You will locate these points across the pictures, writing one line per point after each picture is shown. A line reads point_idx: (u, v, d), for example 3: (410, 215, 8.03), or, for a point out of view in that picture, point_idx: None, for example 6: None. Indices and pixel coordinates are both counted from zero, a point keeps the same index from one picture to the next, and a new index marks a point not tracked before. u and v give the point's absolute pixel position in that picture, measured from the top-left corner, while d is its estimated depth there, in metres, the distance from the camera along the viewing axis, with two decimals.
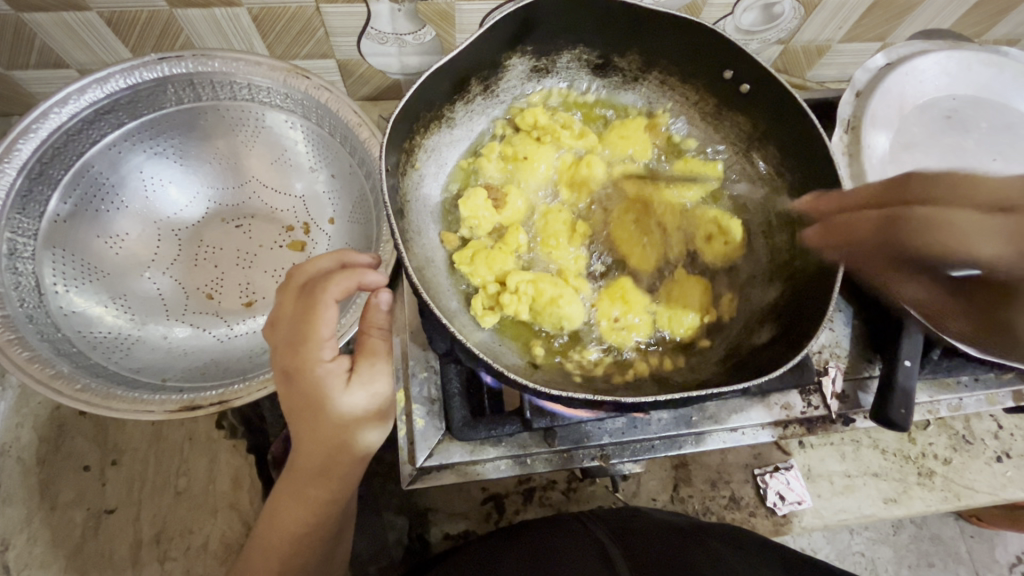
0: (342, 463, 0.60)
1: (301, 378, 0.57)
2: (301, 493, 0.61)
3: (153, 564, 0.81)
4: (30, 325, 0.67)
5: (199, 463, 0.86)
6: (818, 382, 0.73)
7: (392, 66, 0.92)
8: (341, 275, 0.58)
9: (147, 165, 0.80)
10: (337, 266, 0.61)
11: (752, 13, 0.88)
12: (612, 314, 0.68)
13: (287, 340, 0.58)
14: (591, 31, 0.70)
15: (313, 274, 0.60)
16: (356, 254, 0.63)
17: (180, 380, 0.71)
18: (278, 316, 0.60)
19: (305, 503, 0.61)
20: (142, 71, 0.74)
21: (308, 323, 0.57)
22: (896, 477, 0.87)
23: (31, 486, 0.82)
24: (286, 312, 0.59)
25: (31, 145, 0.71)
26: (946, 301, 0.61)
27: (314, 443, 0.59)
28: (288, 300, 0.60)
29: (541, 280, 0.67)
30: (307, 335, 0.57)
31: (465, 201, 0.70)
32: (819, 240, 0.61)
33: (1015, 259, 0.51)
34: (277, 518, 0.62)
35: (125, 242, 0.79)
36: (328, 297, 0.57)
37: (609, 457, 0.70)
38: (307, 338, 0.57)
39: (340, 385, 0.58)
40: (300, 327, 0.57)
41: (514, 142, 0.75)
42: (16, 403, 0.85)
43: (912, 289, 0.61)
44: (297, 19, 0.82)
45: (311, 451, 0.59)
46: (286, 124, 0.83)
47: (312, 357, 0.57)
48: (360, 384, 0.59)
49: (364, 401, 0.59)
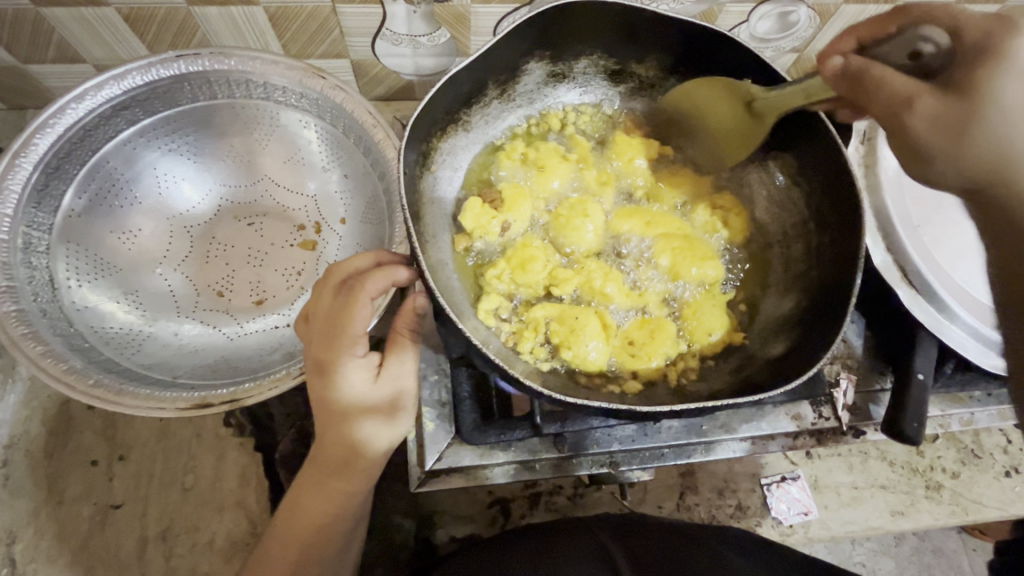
0: (364, 458, 0.60)
1: (331, 372, 0.58)
2: (324, 484, 0.62)
3: (159, 560, 0.82)
4: (44, 319, 0.68)
5: (206, 460, 0.86)
6: (829, 394, 0.72)
7: (406, 67, 0.93)
8: (376, 272, 0.57)
9: (162, 162, 0.80)
10: (372, 265, 0.61)
11: (767, 20, 0.88)
12: (632, 339, 0.67)
13: (320, 333, 0.59)
14: (609, 36, 0.70)
15: (349, 271, 0.60)
16: (390, 253, 0.63)
17: (190, 377, 0.71)
18: (313, 309, 0.60)
19: (327, 493, 0.62)
20: (160, 69, 0.74)
21: (345, 318, 0.57)
22: (904, 490, 0.87)
23: (39, 479, 0.83)
24: (322, 305, 0.59)
25: (47, 139, 0.71)
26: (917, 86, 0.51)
27: (337, 436, 0.59)
28: (324, 294, 0.60)
29: (562, 315, 0.66)
30: (339, 330, 0.57)
31: (463, 214, 0.70)
32: (836, 64, 0.54)
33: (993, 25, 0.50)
34: (297, 510, 0.62)
35: (138, 238, 0.79)
36: (365, 293, 0.56)
37: (617, 465, 0.69)
38: (339, 333, 0.57)
39: (366, 380, 0.58)
40: (334, 322, 0.57)
41: (539, 149, 0.74)
42: (25, 396, 0.85)
43: (892, 78, 0.51)
44: (313, 19, 0.82)
45: (334, 443, 0.60)
46: (300, 124, 0.83)
47: (342, 351, 0.57)
48: (389, 380, 0.59)
49: (390, 396, 0.60)
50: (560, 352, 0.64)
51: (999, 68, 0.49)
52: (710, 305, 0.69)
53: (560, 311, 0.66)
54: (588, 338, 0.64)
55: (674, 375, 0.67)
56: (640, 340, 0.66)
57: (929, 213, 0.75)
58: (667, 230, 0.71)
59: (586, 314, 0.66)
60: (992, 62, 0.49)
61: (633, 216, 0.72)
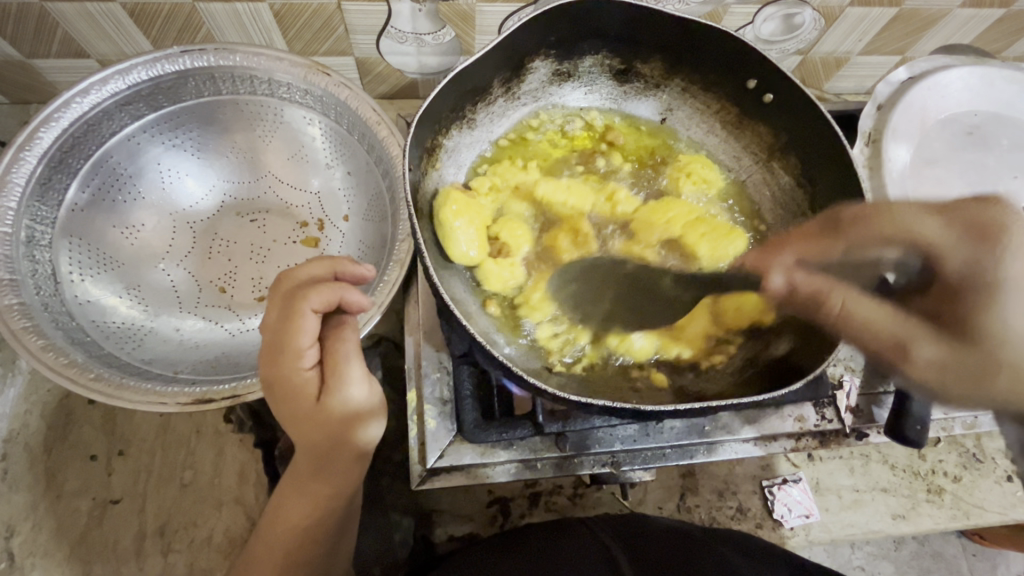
0: (338, 462, 0.59)
1: (283, 384, 0.56)
2: (303, 488, 0.61)
3: (156, 556, 0.81)
4: (45, 313, 0.67)
5: (206, 456, 0.86)
6: (832, 396, 0.72)
7: (410, 65, 0.93)
8: (318, 286, 0.55)
9: (165, 157, 0.80)
10: (317, 274, 0.58)
11: (772, 23, 0.88)
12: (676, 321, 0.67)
13: (269, 348, 0.57)
14: (615, 35, 0.70)
15: (294, 282, 0.57)
16: (339, 260, 0.59)
17: (192, 372, 0.71)
18: (264, 323, 0.58)
19: (308, 497, 0.60)
20: (164, 63, 0.74)
21: (289, 335, 0.55)
22: (905, 494, 0.87)
23: (38, 473, 0.83)
24: (269, 319, 0.57)
25: (52, 133, 0.71)
26: (911, 327, 0.56)
27: (304, 445, 0.58)
28: (270, 307, 0.57)
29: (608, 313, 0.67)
30: (287, 345, 0.55)
31: (489, 284, 0.67)
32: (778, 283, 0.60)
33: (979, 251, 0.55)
34: (278, 517, 0.62)
35: (140, 233, 0.79)
36: (308, 311, 0.54)
37: (619, 464, 0.68)
38: (286, 348, 0.55)
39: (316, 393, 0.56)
40: (281, 339, 0.56)
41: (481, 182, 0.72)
42: (25, 390, 0.85)
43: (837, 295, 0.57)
44: (317, 16, 0.82)
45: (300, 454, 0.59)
46: (304, 120, 0.82)
47: (291, 366, 0.56)
48: (337, 392, 0.56)
49: (343, 407, 0.56)
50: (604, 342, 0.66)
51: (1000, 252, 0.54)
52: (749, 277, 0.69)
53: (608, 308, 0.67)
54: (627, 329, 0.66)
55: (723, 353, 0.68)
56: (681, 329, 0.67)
57: None
58: (686, 220, 0.71)
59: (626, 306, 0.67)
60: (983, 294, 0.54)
61: (650, 219, 0.71)
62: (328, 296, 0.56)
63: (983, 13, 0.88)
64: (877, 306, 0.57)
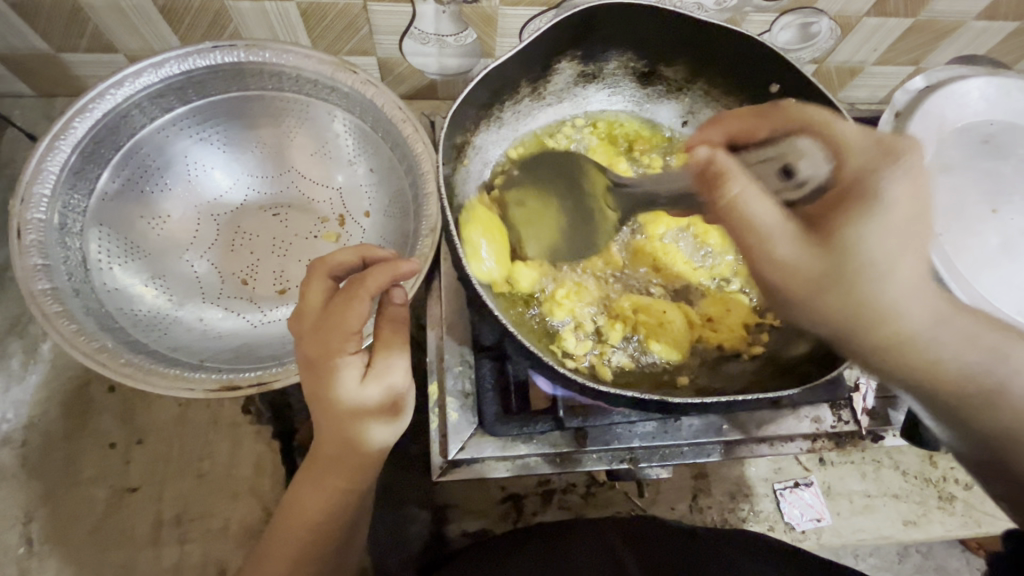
0: (357, 455, 0.59)
1: (322, 367, 0.56)
2: (321, 480, 0.60)
3: (172, 545, 0.82)
4: (76, 298, 0.68)
5: (222, 446, 0.86)
6: (849, 398, 0.73)
7: (431, 66, 0.95)
8: (374, 269, 0.55)
9: (192, 150, 0.81)
10: (358, 261, 0.60)
11: (789, 31, 0.89)
12: (709, 316, 0.71)
13: (312, 328, 0.56)
14: (640, 37, 0.71)
15: (341, 267, 0.58)
16: (378, 250, 0.61)
17: (216, 361, 0.72)
18: (306, 305, 0.58)
19: (324, 489, 0.60)
20: (196, 58, 0.76)
21: (342, 313, 0.55)
22: (916, 500, 0.87)
23: (57, 459, 0.83)
24: (315, 301, 0.57)
25: (86, 124, 0.72)
26: (787, 223, 0.49)
27: (331, 433, 0.58)
28: (315, 285, 0.58)
29: (647, 307, 0.69)
30: (334, 326, 0.55)
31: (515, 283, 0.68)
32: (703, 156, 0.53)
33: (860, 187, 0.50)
34: (298, 503, 0.62)
35: (166, 224, 0.80)
36: (363, 292, 0.54)
37: (637, 461, 0.69)
38: (333, 329, 0.55)
39: (355, 378, 0.56)
40: (330, 317, 0.55)
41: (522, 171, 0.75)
42: (46, 377, 0.87)
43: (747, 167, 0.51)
44: (344, 16, 0.84)
45: (326, 441, 0.59)
46: (329, 117, 0.84)
47: (334, 347, 0.55)
48: (375, 379, 0.56)
49: (377, 396, 0.56)
50: (650, 343, 0.67)
51: (858, 219, 0.48)
52: None
53: (643, 302, 0.69)
54: (670, 326, 0.68)
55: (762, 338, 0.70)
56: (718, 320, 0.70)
57: (949, 221, 0.76)
58: None
59: (667, 306, 0.69)
60: (854, 203, 0.49)
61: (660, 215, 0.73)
62: (381, 278, 0.56)
63: (997, 26, 0.89)
64: (772, 206, 0.50)
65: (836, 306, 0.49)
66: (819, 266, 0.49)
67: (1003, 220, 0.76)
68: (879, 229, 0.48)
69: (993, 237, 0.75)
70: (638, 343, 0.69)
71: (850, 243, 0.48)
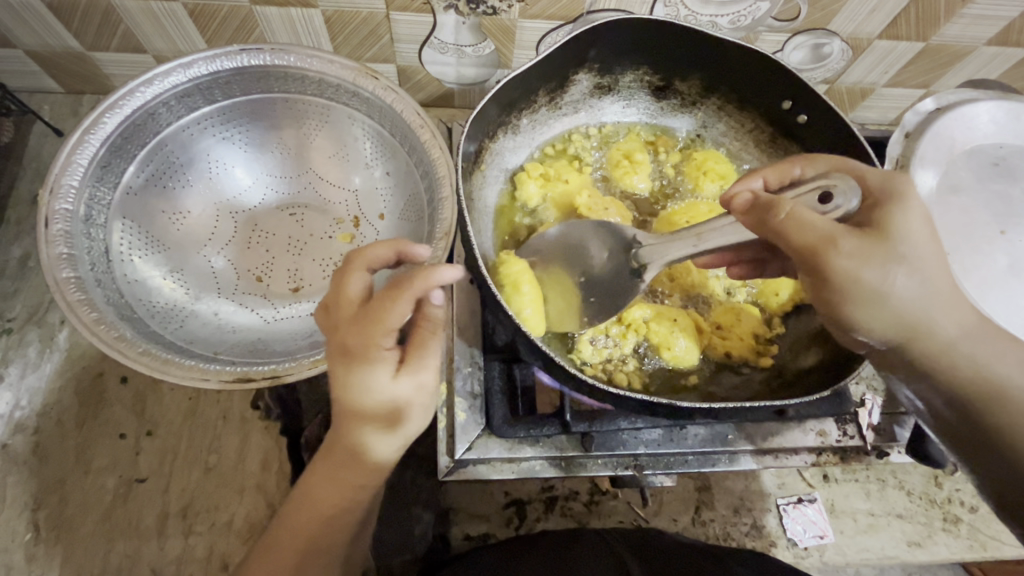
0: (375, 451, 0.59)
1: (358, 362, 0.54)
2: (335, 476, 0.61)
3: (177, 536, 0.82)
4: (98, 288, 0.70)
5: (230, 441, 0.87)
6: (855, 413, 0.73)
7: (448, 75, 0.97)
8: (419, 269, 0.54)
9: (215, 149, 0.84)
10: (393, 256, 0.59)
11: (801, 51, 0.91)
12: (719, 323, 0.71)
13: (349, 322, 0.55)
14: (655, 52, 0.73)
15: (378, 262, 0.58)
16: (413, 245, 0.60)
17: (230, 354, 0.73)
18: (341, 298, 0.56)
19: (337, 485, 0.61)
20: (224, 60, 0.78)
21: (383, 309, 0.53)
22: (921, 521, 0.87)
23: (68, 448, 0.85)
24: (352, 294, 0.56)
25: (115, 119, 0.74)
26: (834, 229, 0.49)
27: (353, 429, 0.57)
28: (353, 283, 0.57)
29: (659, 315, 0.69)
30: (374, 322, 0.54)
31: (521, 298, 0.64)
32: (746, 200, 0.54)
33: (884, 195, 0.51)
34: (310, 497, 0.62)
35: (187, 219, 0.82)
36: (408, 291, 0.53)
37: (642, 468, 0.69)
38: (373, 325, 0.54)
39: (389, 374, 0.55)
40: (370, 312, 0.54)
41: (557, 167, 0.77)
42: (61, 366, 0.88)
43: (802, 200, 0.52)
44: (366, 24, 0.86)
45: (344, 436, 0.58)
46: (349, 121, 0.86)
47: (374, 343, 0.54)
48: (409, 376, 0.56)
49: (409, 393, 0.56)
50: (660, 353, 0.68)
51: (901, 214, 0.50)
52: None
53: (656, 311, 0.69)
54: (680, 336, 0.68)
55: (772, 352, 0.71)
56: (732, 331, 0.70)
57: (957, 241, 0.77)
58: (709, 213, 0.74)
59: (678, 314, 0.69)
60: (889, 208, 0.50)
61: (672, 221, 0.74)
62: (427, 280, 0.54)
63: (1008, 53, 0.90)
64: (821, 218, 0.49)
65: (894, 306, 0.50)
66: (881, 265, 0.49)
67: (1013, 241, 0.78)
68: (909, 230, 0.50)
69: (1002, 258, 0.76)
70: (647, 350, 0.70)
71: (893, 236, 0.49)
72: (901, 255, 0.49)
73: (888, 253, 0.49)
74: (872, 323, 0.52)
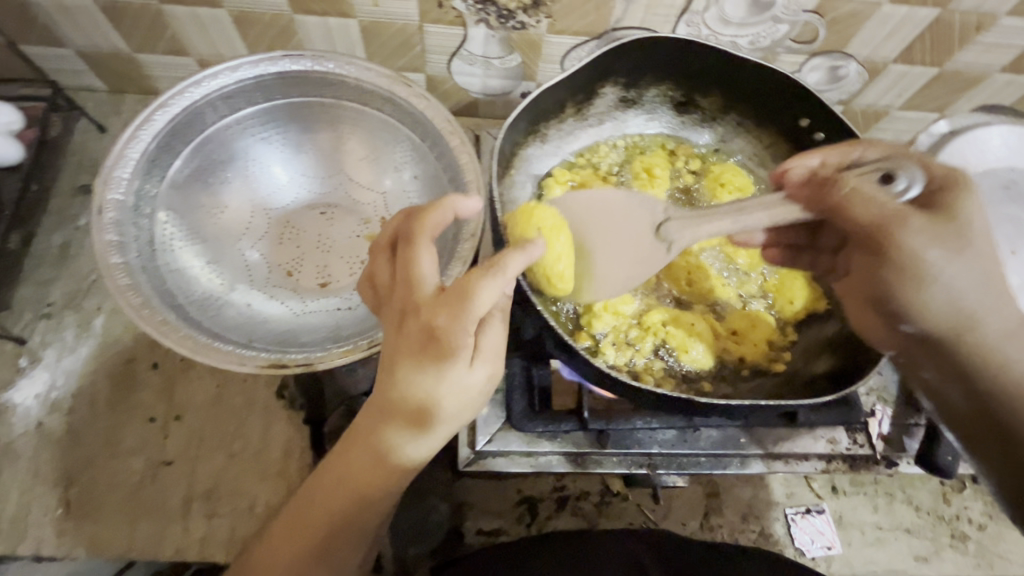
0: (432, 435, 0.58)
1: (439, 348, 0.53)
2: (382, 457, 0.58)
3: (201, 519, 0.85)
4: (144, 273, 0.74)
5: (254, 429, 0.90)
6: (865, 422, 0.75)
7: (474, 85, 1.01)
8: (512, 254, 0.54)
9: (254, 148, 0.88)
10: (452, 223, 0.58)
11: (817, 73, 0.94)
12: (736, 329, 0.73)
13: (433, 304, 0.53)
14: (677, 69, 0.77)
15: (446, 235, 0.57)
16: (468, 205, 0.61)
17: (264, 343, 0.76)
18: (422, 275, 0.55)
19: (383, 466, 0.59)
20: (267, 65, 0.82)
21: (473, 296, 0.52)
22: (928, 536, 0.88)
23: (99, 428, 0.88)
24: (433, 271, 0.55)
25: (166, 117, 0.80)
26: (894, 213, 0.57)
27: (417, 414, 0.55)
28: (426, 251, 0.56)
29: (677, 319, 0.71)
30: (463, 308, 0.52)
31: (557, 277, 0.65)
32: (801, 175, 0.63)
33: (946, 183, 0.57)
34: (351, 474, 0.59)
35: (225, 214, 0.86)
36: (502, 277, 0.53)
37: (655, 467, 0.72)
38: (460, 312, 0.52)
39: (468, 362, 0.54)
40: (459, 296, 0.52)
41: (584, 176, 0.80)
42: (95, 350, 0.92)
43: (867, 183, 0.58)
44: (399, 35, 0.91)
45: (401, 417, 0.56)
46: (381, 125, 0.89)
47: (458, 330, 0.52)
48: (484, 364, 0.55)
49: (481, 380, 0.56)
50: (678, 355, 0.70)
51: (963, 202, 0.57)
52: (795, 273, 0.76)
53: (674, 315, 0.72)
54: (697, 340, 0.70)
55: (784, 360, 0.73)
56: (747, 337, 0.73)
57: None
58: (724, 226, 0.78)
59: (695, 318, 0.72)
60: (949, 196, 0.57)
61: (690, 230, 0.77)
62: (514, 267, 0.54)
63: (1020, 81, 0.93)
64: (882, 203, 0.57)
65: (938, 299, 0.57)
66: (940, 247, 0.55)
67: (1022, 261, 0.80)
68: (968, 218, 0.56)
69: (1012, 278, 0.78)
70: (666, 353, 0.72)
71: (952, 226, 0.56)
72: (959, 242, 0.56)
73: (948, 239, 0.56)
74: (927, 306, 0.58)
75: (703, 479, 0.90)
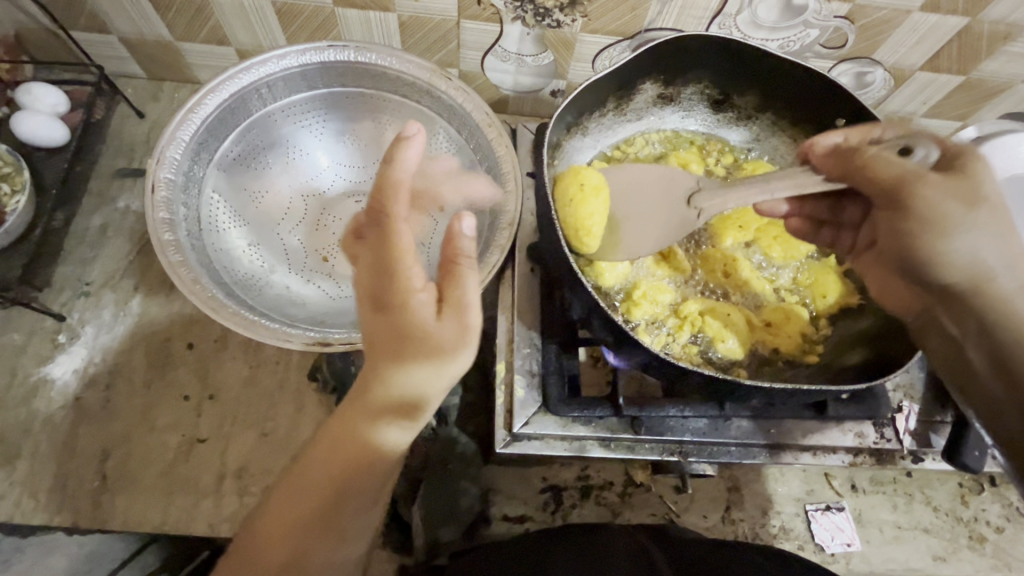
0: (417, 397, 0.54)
1: (390, 306, 0.52)
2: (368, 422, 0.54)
3: (232, 496, 0.86)
4: (193, 251, 0.76)
5: (286, 410, 0.92)
6: (892, 417, 0.76)
7: (507, 82, 1.03)
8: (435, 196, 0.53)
9: (295, 136, 0.90)
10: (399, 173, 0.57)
11: (845, 78, 0.96)
12: (769, 321, 0.75)
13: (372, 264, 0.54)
14: (714, 68, 0.78)
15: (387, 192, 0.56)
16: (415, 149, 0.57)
17: (306, 321, 0.79)
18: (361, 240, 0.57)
19: (370, 432, 0.55)
20: (313, 54, 0.84)
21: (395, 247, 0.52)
22: (946, 537, 0.89)
23: (135, 405, 0.90)
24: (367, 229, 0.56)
25: (215, 101, 0.81)
26: (908, 172, 0.57)
27: (392, 374, 0.53)
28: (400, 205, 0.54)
29: (714, 309, 0.73)
30: (394, 260, 0.52)
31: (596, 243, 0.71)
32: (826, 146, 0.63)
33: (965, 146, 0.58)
34: (338, 444, 0.55)
35: (265, 198, 0.88)
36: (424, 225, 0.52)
37: (686, 455, 0.73)
38: (395, 265, 0.52)
39: (429, 315, 0.52)
40: (385, 250, 0.53)
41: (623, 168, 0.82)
42: (132, 329, 0.94)
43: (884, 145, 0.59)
44: (437, 30, 0.93)
45: (380, 382, 0.54)
46: (420, 116, 0.91)
47: (402, 284, 0.52)
48: (450, 314, 0.52)
49: (454, 332, 0.52)
50: (715, 345, 0.72)
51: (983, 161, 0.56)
52: (826, 271, 0.79)
53: (711, 305, 0.74)
54: (732, 330, 0.72)
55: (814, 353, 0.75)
56: (780, 329, 0.75)
57: None
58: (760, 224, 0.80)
59: (732, 309, 0.74)
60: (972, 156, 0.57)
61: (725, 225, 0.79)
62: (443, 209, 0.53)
63: None
64: (898, 161, 0.57)
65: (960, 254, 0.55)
66: (963, 203, 0.54)
67: None
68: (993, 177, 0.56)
69: None
70: (703, 342, 0.73)
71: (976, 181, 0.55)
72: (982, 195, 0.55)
73: (972, 192, 0.55)
74: (949, 259, 0.56)
75: (724, 473, 0.91)
